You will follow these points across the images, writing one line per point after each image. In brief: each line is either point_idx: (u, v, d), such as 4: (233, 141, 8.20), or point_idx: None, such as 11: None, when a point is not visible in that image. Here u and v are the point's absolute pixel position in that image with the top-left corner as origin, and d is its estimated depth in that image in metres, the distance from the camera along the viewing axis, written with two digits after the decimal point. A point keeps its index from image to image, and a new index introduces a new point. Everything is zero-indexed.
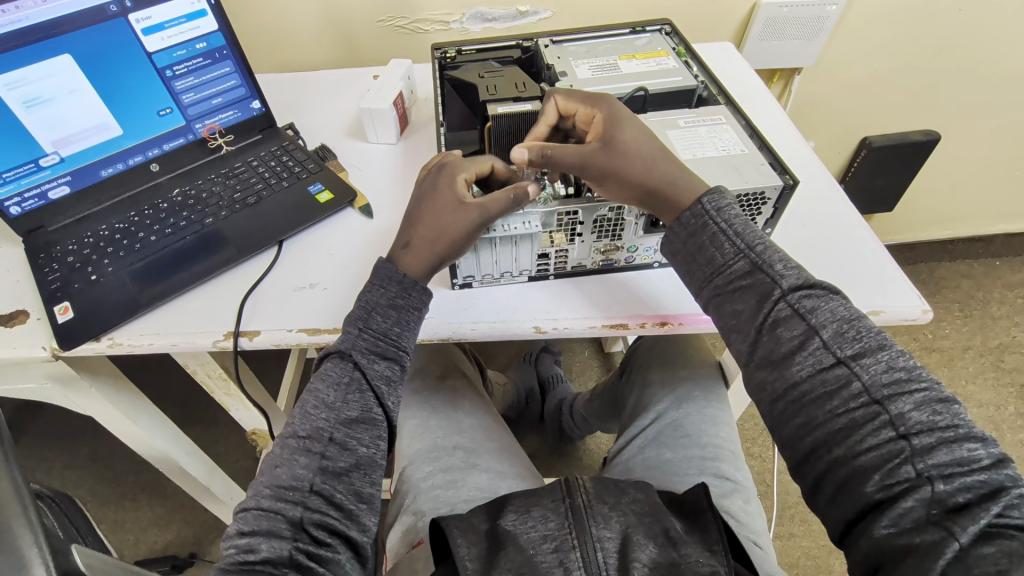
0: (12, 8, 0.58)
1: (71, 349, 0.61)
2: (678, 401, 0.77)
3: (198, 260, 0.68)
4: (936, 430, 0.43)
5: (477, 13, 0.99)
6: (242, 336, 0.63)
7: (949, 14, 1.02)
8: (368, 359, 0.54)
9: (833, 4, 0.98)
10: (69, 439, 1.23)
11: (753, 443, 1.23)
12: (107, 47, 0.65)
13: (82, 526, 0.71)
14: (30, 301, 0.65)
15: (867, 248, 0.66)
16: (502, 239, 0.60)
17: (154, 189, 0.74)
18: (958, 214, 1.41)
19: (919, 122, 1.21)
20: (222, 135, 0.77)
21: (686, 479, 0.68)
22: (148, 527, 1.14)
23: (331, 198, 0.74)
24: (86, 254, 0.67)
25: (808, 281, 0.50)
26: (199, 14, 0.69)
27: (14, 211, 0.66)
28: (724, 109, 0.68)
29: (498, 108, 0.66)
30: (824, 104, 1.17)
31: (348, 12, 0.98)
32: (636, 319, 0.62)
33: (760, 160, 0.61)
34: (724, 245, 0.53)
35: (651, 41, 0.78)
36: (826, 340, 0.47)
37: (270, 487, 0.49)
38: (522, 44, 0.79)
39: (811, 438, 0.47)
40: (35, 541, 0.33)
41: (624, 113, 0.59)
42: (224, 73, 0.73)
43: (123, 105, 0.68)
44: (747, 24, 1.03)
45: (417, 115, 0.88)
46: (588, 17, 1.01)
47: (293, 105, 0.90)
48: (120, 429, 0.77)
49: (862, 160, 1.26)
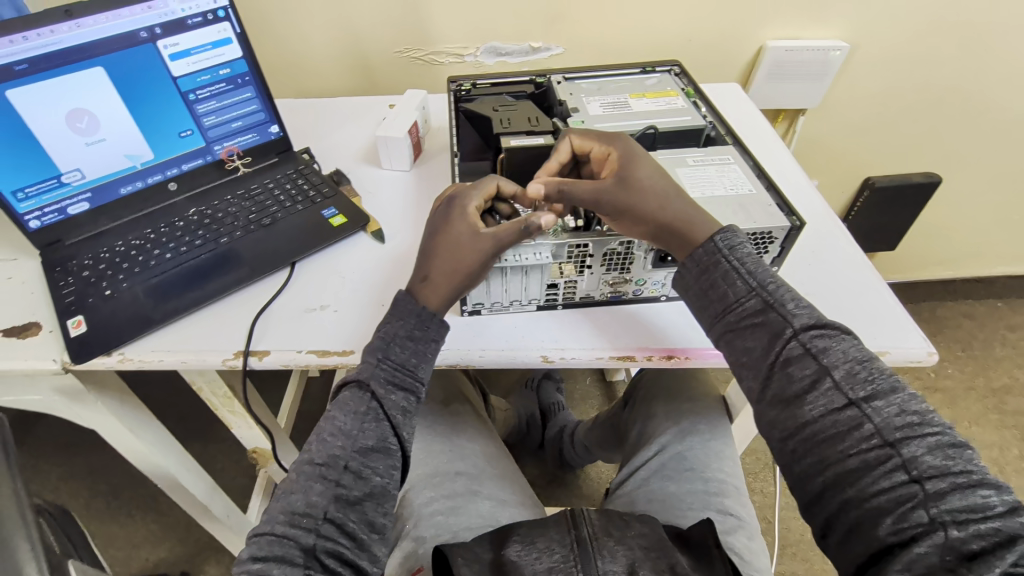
0: (47, 31, 0.61)
1: (82, 362, 0.62)
2: (682, 434, 0.77)
3: (212, 279, 0.69)
4: (949, 475, 0.43)
5: (491, 48, 1.03)
6: (252, 355, 0.63)
7: (949, 62, 1.05)
8: (386, 390, 0.55)
9: (838, 50, 1.02)
10: (66, 451, 1.23)
11: (755, 478, 1.22)
12: (133, 70, 0.67)
13: (77, 543, 0.70)
14: (43, 313, 0.66)
15: (872, 288, 0.67)
16: (513, 269, 0.61)
17: (171, 208, 0.75)
18: (960, 254, 1.42)
19: (920, 165, 1.23)
20: (239, 158, 0.79)
21: (689, 513, 0.68)
22: (140, 544, 1.12)
23: (344, 222, 0.75)
24: (101, 269, 0.68)
25: (820, 320, 0.50)
26: (224, 42, 0.71)
27: (34, 225, 0.68)
28: (732, 149, 0.69)
29: (511, 142, 0.68)
30: (826, 144, 1.19)
31: (368, 43, 1.01)
32: (643, 351, 0.63)
33: (767, 200, 0.63)
34: (737, 283, 0.54)
35: (661, 81, 0.80)
36: (838, 380, 0.48)
37: (285, 513, 0.49)
38: (535, 80, 0.82)
39: (823, 478, 0.47)
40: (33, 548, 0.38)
41: (639, 151, 0.61)
42: (245, 98, 0.76)
43: (147, 126, 0.71)
44: (753, 66, 1.06)
45: (430, 143, 0.90)
46: (599, 52, 1.04)
47: (313, 130, 0.93)
48: (122, 443, 0.77)
49: (865, 200, 1.28)
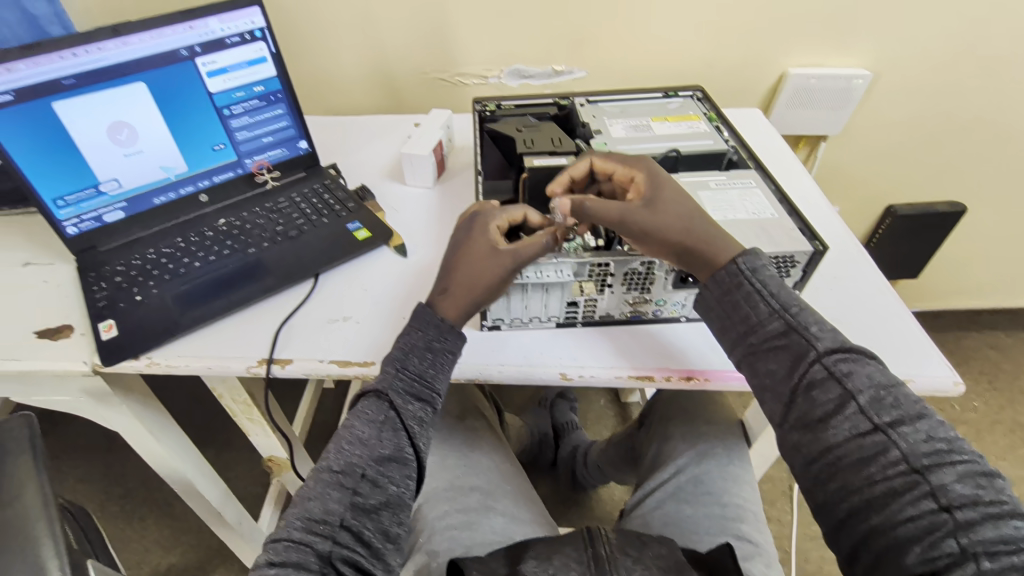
0: (95, 49, 0.65)
1: (111, 365, 0.64)
2: (699, 457, 0.76)
3: (238, 288, 0.70)
4: (979, 505, 0.42)
5: (515, 71, 1.05)
6: (275, 363, 0.64)
7: (974, 91, 1.05)
8: (404, 400, 0.55)
9: (861, 78, 1.02)
10: (85, 453, 1.25)
11: (773, 506, 1.19)
12: (173, 86, 0.70)
13: (95, 542, 0.71)
14: (75, 317, 0.68)
15: (896, 315, 0.66)
16: (534, 286, 0.62)
17: (202, 218, 0.78)
18: (985, 284, 1.39)
19: (944, 193, 1.22)
20: (269, 171, 0.81)
21: (706, 538, 0.67)
22: (152, 548, 1.13)
23: (368, 236, 0.77)
24: (133, 275, 0.70)
25: (844, 344, 0.50)
26: (260, 61, 0.74)
27: (72, 231, 0.71)
28: (753, 173, 0.70)
29: (534, 161, 0.69)
30: (847, 170, 1.19)
31: (396, 64, 1.04)
32: (662, 372, 0.63)
33: (789, 225, 0.63)
34: (760, 305, 0.53)
35: (683, 106, 0.82)
36: (863, 405, 0.47)
37: (302, 519, 0.50)
38: (559, 102, 0.84)
39: (848, 504, 0.46)
40: (54, 544, 0.41)
41: (663, 174, 0.61)
42: (276, 114, 0.79)
43: (182, 139, 0.74)
44: (774, 92, 1.07)
45: (454, 161, 0.92)
46: (621, 76, 1.06)
47: (340, 146, 0.96)
48: (143, 447, 0.78)
49: (888, 228, 1.27)
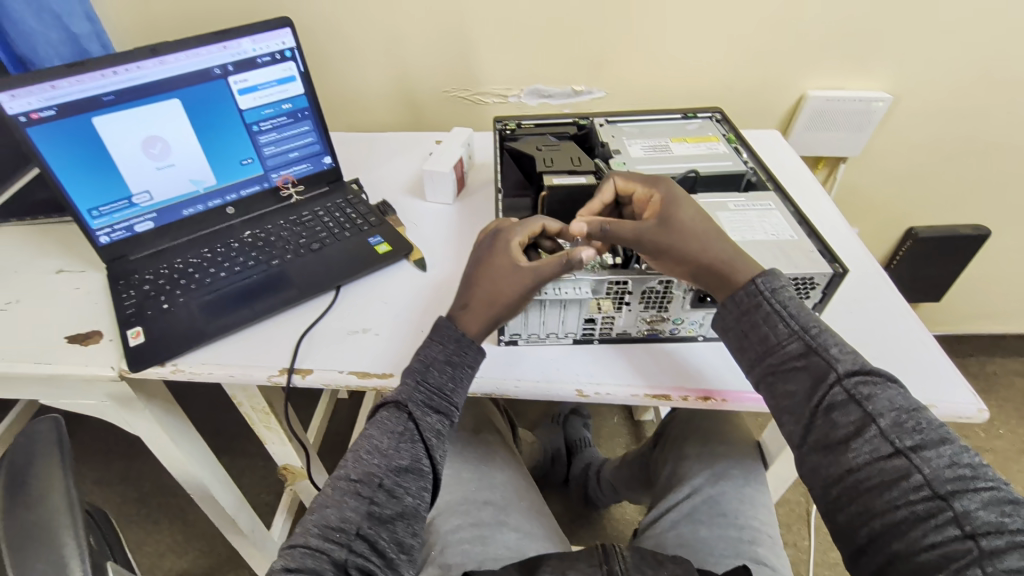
0: (134, 67, 0.68)
1: (137, 370, 0.65)
2: (714, 478, 0.75)
3: (261, 298, 0.72)
4: (1006, 534, 0.41)
5: (534, 90, 1.07)
6: (296, 372, 0.66)
7: (997, 115, 1.04)
8: (422, 411, 0.56)
9: (880, 101, 1.02)
10: (104, 456, 1.27)
11: (790, 531, 1.16)
12: (205, 102, 0.73)
13: (113, 545, 0.72)
14: (104, 323, 0.71)
15: (918, 339, 0.66)
16: (552, 302, 0.62)
17: (228, 230, 0.80)
18: (1010, 309, 1.37)
19: (966, 216, 1.21)
20: (293, 185, 0.84)
21: (721, 560, 0.66)
22: (165, 553, 1.14)
23: (389, 250, 0.78)
24: (161, 284, 0.73)
25: (864, 367, 0.50)
26: (289, 80, 0.77)
27: (104, 240, 0.73)
28: (772, 194, 0.70)
29: (554, 180, 0.70)
30: (866, 191, 1.19)
31: (419, 83, 1.07)
32: (679, 391, 0.63)
33: (809, 247, 0.63)
34: (779, 326, 0.53)
35: (702, 127, 0.83)
36: (884, 429, 0.47)
37: (319, 526, 0.50)
38: (579, 122, 0.85)
39: (868, 528, 0.46)
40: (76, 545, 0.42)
41: (683, 194, 0.62)
42: (302, 131, 0.81)
43: (212, 154, 0.76)
44: (792, 114, 1.08)
45: (473, 178, 0.94)
46: (638, 97, 1.08)
47: (363, 162, 0.98)
48: (163, 451, 0.80)
49: (908, 250, 1.26)
